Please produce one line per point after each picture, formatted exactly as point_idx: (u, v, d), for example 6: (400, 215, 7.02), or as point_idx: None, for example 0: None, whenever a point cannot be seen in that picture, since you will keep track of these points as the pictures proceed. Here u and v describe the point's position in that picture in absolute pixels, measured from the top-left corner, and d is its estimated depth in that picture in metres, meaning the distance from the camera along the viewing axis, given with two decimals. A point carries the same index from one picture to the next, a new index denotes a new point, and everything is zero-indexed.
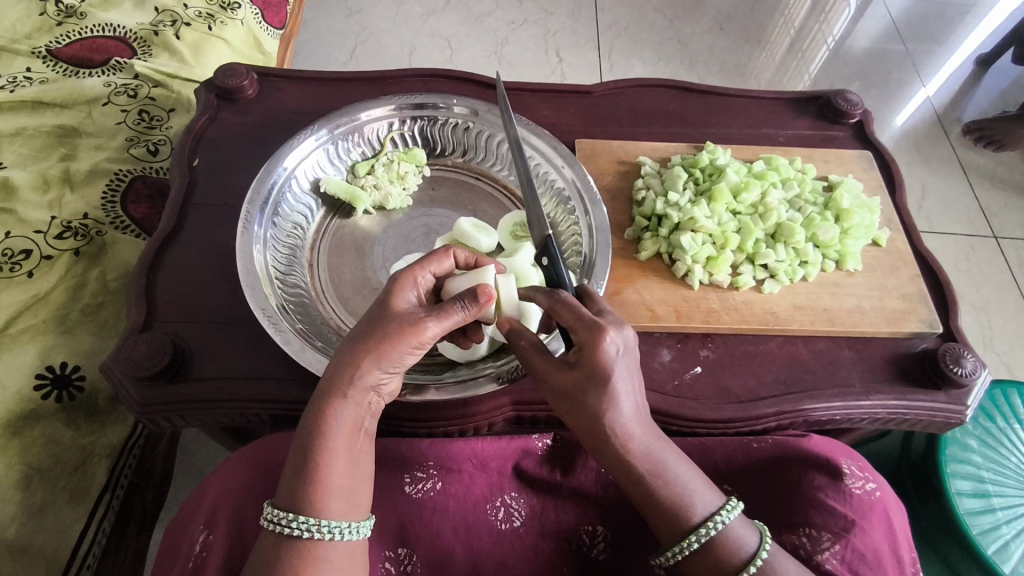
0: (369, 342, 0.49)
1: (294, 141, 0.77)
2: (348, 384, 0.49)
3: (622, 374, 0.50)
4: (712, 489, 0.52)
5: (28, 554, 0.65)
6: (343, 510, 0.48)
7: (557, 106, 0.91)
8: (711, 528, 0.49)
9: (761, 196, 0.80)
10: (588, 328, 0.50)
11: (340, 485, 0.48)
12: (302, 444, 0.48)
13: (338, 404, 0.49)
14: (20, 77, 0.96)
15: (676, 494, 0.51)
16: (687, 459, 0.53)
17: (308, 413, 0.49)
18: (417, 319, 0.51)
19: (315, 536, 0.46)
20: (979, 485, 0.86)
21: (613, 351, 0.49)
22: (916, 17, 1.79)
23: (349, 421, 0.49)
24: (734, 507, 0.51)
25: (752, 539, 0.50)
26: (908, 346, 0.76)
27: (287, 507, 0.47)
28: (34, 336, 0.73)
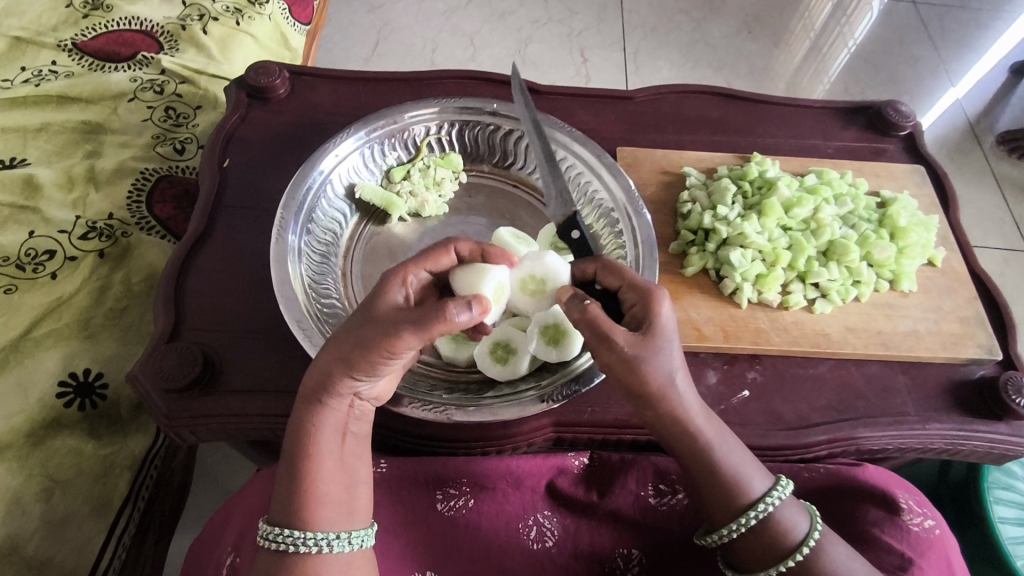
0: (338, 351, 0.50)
1: (330, 145, 0.74)
2: (326, 393, 0.50)
3: (677, 347, 0.50)
4: (758, 467, 0.53)
5: (47, 569, 0.64)
6: (333, 520, 0.49)
7: (598, 111, 0.88)
8: (766, 505, 0.50)
9: (813, 212, 0.77)
10: (643, 299, 0.50)
11: (330, 494, 0.50)
12: (291, 452, 0.50)
13: (321, 412, 0.50)
14: (45, 70, 0.94)
15: (726, 472, 0.51)
16: (727, 432, 0.54)
17: (294, 424, 0.51)
18: (397, 321, 0.49)
19: (305, 549, 0.48)
20: (1022, 512, 0.81)
21: (668, 322, 0.49)
22: (954, 23, 1.74)
23: (333, 428, 0.51)
24: (784, 487, 0.52)
25: (803, 523, 0.50)
26: (966, 372, 0.72)
27: (283, 520, 0.49)
28: (56, 341, 0.71)
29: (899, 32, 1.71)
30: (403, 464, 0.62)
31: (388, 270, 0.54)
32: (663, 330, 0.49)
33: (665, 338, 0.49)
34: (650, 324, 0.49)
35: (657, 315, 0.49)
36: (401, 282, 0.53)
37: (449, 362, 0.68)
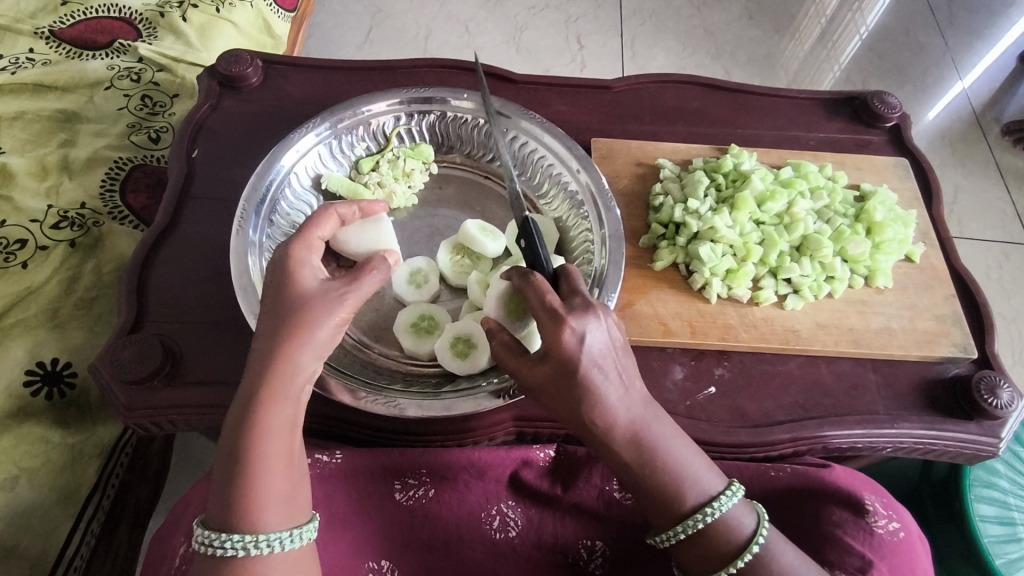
0: (295, 339, 0.46)
1: (294, 137, 0.73)
2: (280, 384, 0.46)
3: (600, 369, 0.47)
4: (711, 469, 0.51)
5: (13, 555, 0.65)
6: (281, 520, 0.46)
7: (574, 102, 0.86)
8: (709, 512, 0.48)
9: (787, 206, 0.75)
10: (552, 321, 0.47)
11: (278, 492, 0.46)
12: (233, 452, 0.45)
13: (273, 407, 0.46)
14: (23, 58, 0.93)
15: (672, 478, 0.49)
16: (682, 434, 0.50)
17: (233, 421, 0.46)
18: (332, 297, 0.49)
19: (251, 553, 0.44)
20: (1004, 511, 0.77)
21: (583, 346, 0.46)
22: (960, 9, 1.70)
23: (286, 422, 0.47)
24: (736, 489, 0.50)
25: (749, 519, 0.49)
26: (939, 371, 0.71)
27: (219, 524, 0.45)
28: (25, 330, 0.72)
29: (903, 19, 1.67)
30: (363, 456, 0.61)
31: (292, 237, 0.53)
32: (577, 352, 0.46)
33: (578, 361, 0.46)
34: (559, 348, 0.46)
35: (564, 339, 0.46)
36: (312, 251, 0.52)
37: (412, 355, 0.68)
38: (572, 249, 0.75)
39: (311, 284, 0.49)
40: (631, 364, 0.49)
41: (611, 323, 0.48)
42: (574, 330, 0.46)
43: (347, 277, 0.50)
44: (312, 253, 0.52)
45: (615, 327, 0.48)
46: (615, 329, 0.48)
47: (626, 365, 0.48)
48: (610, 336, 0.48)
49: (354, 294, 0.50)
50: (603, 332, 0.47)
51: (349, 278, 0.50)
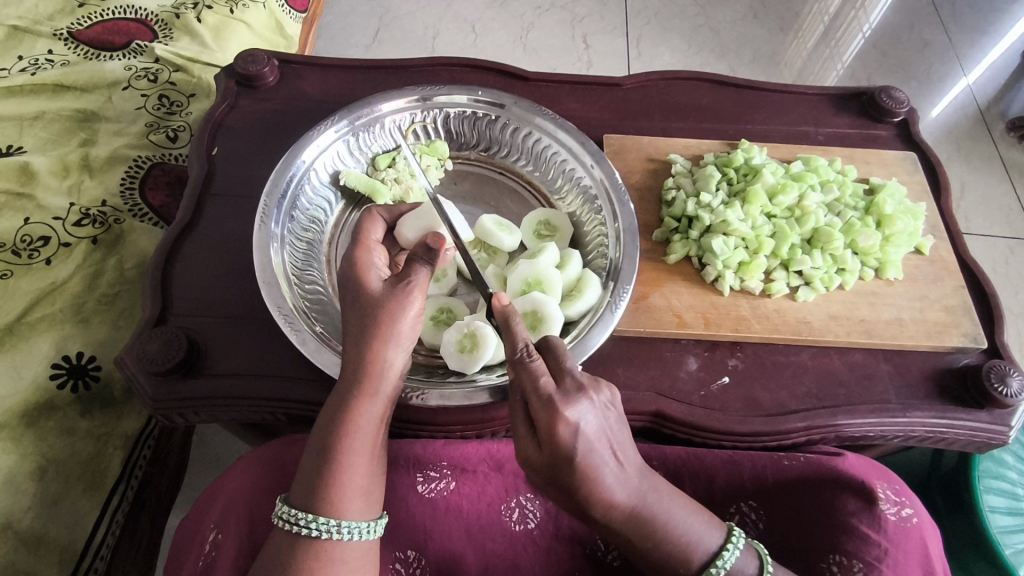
0: (389, 336, 0.51)
1: (313, 133, 0.75)
2: (374, 380, 0.51)
3: (595, 451, 0.44)
4: (711, 521, 0.48)
5: (42, 545, 0.66)
6: (360, 511, 0.48)
7: (586, 98, 0.87)
8: (717, 571, 0.46)
9: (798, 199, 0.77)
10: (547, 411, 0.44)
11: (359, 484, 0.48)
12: (325, 440, 0.49)
13: (365, 401, 0.50)
14: (42, 59, 0.95)
15: (676, 545, 0.46)
16: (679, 493, 0.48)
17: (328, 414, 0.50)
18: (402, 289, 0.53)
19: (333, 537, 0.46)
20: (1013, 502, 0.76)
21: (578, 432, 0.44)
22: (964, 6, 1.70)
23: (375, 418, 0.51)
24: (738, 538, 0.48)
25: (752, 565, 0.47)
26: (950, 361, 0.72)
27: (304, 506, 0.47)
28: (49, 325, 0.73)
29: (908, 16, 1.68)
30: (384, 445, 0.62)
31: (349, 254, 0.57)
32: (574, 442, 0.44)
33: (573, 451, 0.44)
34: (555, 439, 0.44)
35: (559, 430, 0.44)
36: (372, 255, 0.57)
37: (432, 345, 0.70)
38: (586, 243, 0.77)
39: (378, 285, 0.54)
40: (624, 441, 0.46)
41: (601, 401, 0.46)
42: (569, 420, 0.44)
43: (410, 269, 0.55)
44: (374, 258, 0.57)
45: (607, 403, 0.47)
46: (607, 406, 0.47)
47: (620, 444, 0.46)
48: (605, 414, 0.46)
49: (420, 284, 0.54)
50: (596, 414, 0.45)
51: (413, 269, 0.55)
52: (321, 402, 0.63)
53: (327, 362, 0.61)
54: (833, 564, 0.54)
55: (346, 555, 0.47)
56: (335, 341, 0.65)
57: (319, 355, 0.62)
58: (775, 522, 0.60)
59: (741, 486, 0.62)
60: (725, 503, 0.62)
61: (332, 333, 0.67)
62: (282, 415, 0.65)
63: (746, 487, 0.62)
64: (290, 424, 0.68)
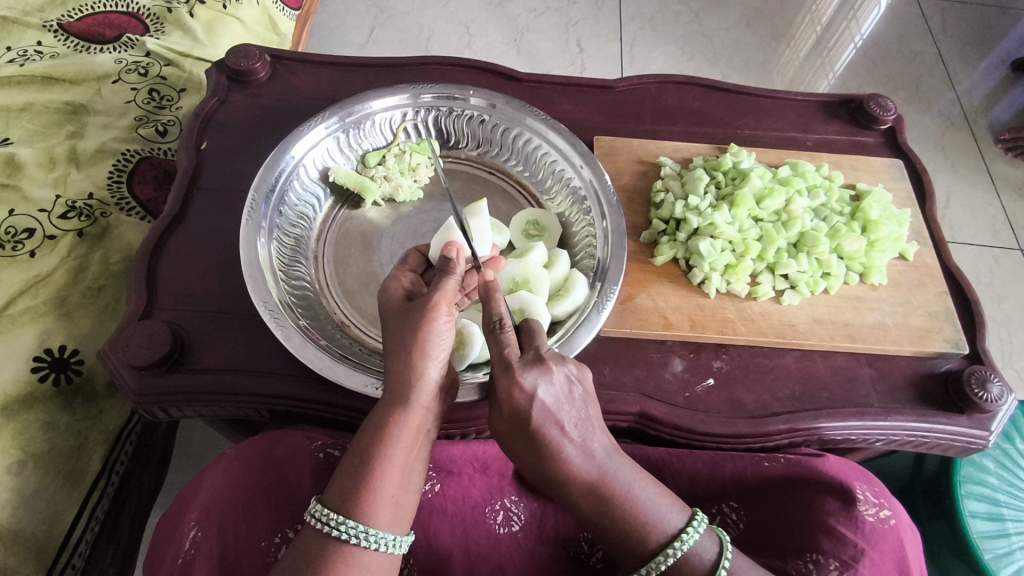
0: (422, 346, 0.51)
1: (304, 128, 0.75)
2: (408, 388, 0.50)
3: (552, 421, 0.47)
4: (673, 503, 0.48)
5: (19, 540, 0.65)
6: (389, 521, 0.47)
7: (576, 100, 0.88)
8: (678, 547, 0.45)
9: (785, 203, 0.77)
10: (506, 374, 0.48)
11: (391, 493, 0.47)
12: (361, 447, 0.48)
13: (402, 412, 0.50)
14: (31, 50, 0.94)
15: (632, 521, 0.47)
16: (646, 475, 0.49)
17: (368, 424, 0.50)
18: (429, 302, 0.53)
19: (361, 543, 0.45)
20: (994, 508, 0.77)
21: (536, 397, 0.46)
22: (953, 18, 1.73)
23: (413, 430, 0.50)
24: (700, 522, 0.47)
25: (711, 549, 0.46)
26: (932, 366, 0.73)
27: (336, 508, 0.46)
28: (32, 318, 0.72)
29: (898, 27, 1.70)
30: None
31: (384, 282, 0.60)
32: (529, 405, 0.46)
33: (530, 416, 0.47)
34: (511, 401, 0.47)
35: (515, 393, 0.47)
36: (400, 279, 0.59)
37: None
38: (574, 244, 0.77)
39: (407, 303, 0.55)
40: (588, 415, 0.48)
41: (564, 375, 0.49)
42: (525, 386, 0.47)
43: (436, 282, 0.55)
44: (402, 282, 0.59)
45: (571, 377, 0.49)
46: (572, 379, 0.49)
47: (582, 415, 0.48)
48: (567, 387, 0.48)
49: (445, 297, 0.53)
50: (557, 385, 0.48)
51: (438, 282, 0.54)
52: (307, 398, 0.63)
53: (311, 358, 0.61)
54: (809, 562, 0.53)
55: (368, 562, 0.45)
56: (320, 337, 0.65)
57: (304, 350, 0.61)
58: (757, 530, 0.59)
59: (721, 486, 0.62)
60: (708, 503, 0.62)
61: (317, 329, 0.67)
62: (266, 411, 0.65)
63: (727, 487, 0.63)
64: (275, 421, 0.67)
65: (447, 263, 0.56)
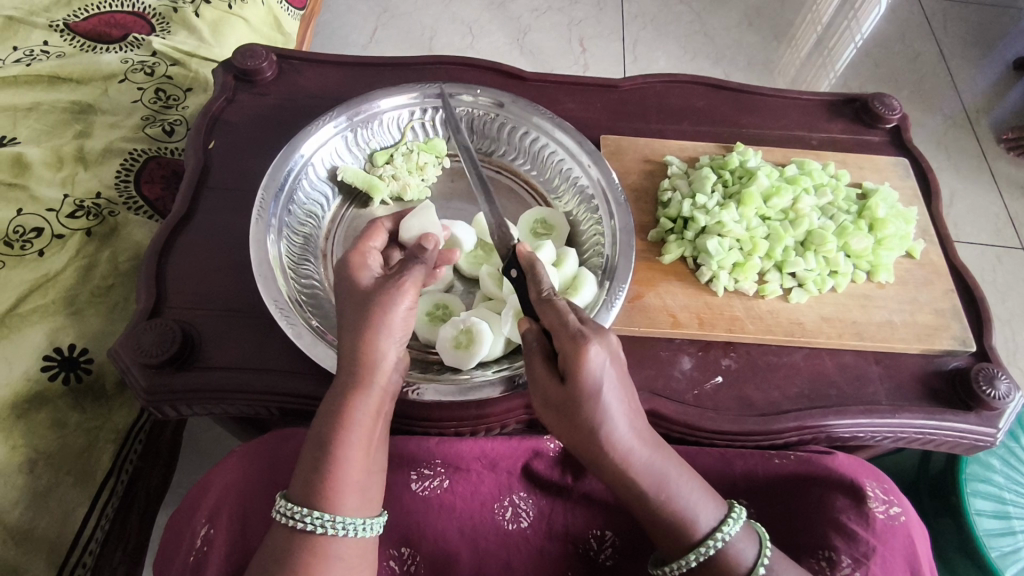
0: (380, 328, 0.50)
1: (313, 127, 0.75)
2: (366, 371, 0.49)
3: (615, 395, 0.46)
4: (709, 488, 0.51)
5: (30, 539, 0.65)
6: (356, 507, 0.47)
7: (583, 100, 0.88)
8: (719, 538, 0.48)
9: (792, 202, 0.78)
10: (573, 341, 0.46)
11: (356, 478, 0.47)
12: (321, 433, 0.48)
13: (361, 395, 0.49)
14: (37, 50, 0.94)
15: (681, 500, 0.48)
16: (680, 457, 0.51)
17: (325, 410, 0.49)
18: (395, 284, 0.52)
19: (330, 533, 0.45)
20: (1000, 506, 0.77)
21: (603, 367, 0.46)
22: (954, 18, 1.73)
23: (373, 412, 0.49)
24: (737, 517, 0.49)
25: (750, 550, 0.48)
26: (939, 363, 0.73)
27: (302, 501, 0.46)
28: (41, 317, 0.73)
29: (900, 27, 1.70)
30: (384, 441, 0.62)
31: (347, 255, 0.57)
32: (596, 377, 0.45)
33: (595, 390, 0.45)
34: (579, 372, 0.45)
35: (586, 364, 0.45)
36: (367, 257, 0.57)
37: (426, 343, 0.70)
38: (582, 243, 0.77)
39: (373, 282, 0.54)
40: (633, 392, 0.49)
41: (616, 349, 0.48)
42: (595, 354, 0.46)
43: (404, 268, 0.54)
44: (368, 260, 0.56)
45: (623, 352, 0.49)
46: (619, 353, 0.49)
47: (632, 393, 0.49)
48: (619, 364, 0.48)
49: (414, 282, 0.53)
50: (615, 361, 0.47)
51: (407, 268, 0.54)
52: (317, 396, 0.63)
53: (322, 356, 0.61)
54: (822, 560, 0.54)
55: (342, 551, 0.46)
56: (329, 335, 0.65)
57: (314, 348, 0.62)
58: (767, 526, 0.59)
59: (732, 484, 0.62)
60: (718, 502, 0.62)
61: (326, 327, 0.67)
62: (276, 409, 0.65)
63: (738, 485, 0.62)
64: (285, 419, 0.67)
65: (420, 250, 0.55)
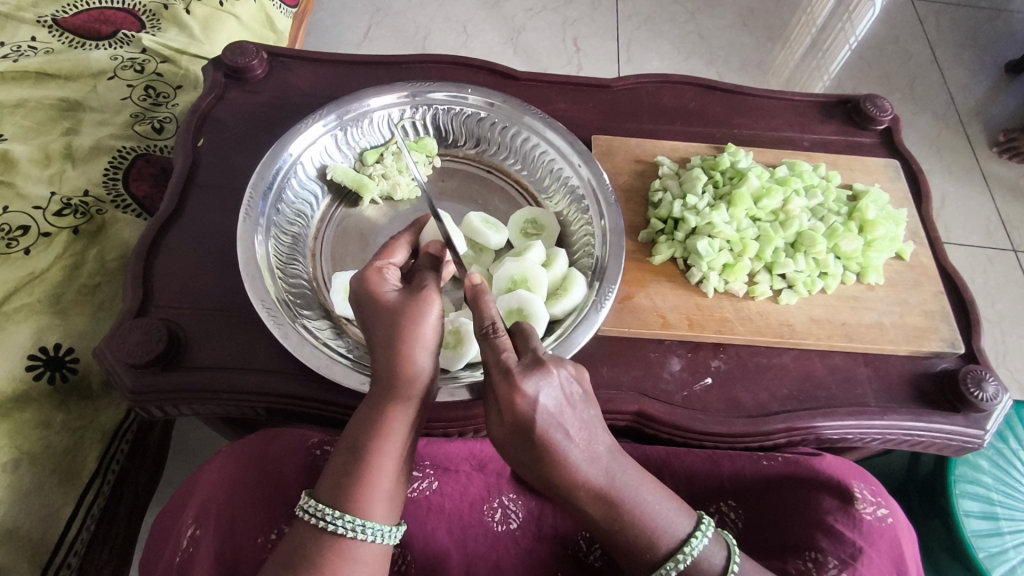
0: (419, 338, 0.50)
1: (302, 126, 0.75)
2: (405, 382, 0.49)
3: (558, 428, 0.44)
4: (681, 508, 0.48)
5: (14, 539, 0.65)
6: (387, 513, 0.47)
7: (575, 100, 0.88)
8: (687, 554, 0.46)
9: (782, 203, 0.78)
10: (506, 381, 0.45)
11: (387, 486, 0.47)
12: (355, 441, 0.47)
13: (399, 406, 0.49)
14: (25, 46, 0.93)
15: (640, 523, 0.46)
16: (650, 477, 0.48)
17: (361, 417, 0.49)
18: (420, 296, 0.52)
19: (358, 536, 0.45)
20: (988, 507, 0.77)
21: (539, 404, 0.44)
22: (947, 20, 1.74)
23: (409, 422, 0.49)
24: (708, 526, 0.48)
25: (720, 555, 0.47)
26: (928, 365, 0.73)
27: (329, 501, 0.46)
28: (27, 315, 0.72)
29: (893, 29, 1.71)
30: None
31: (360, 275, 0.56)
32: (533, 414, 0.44)
33: (534, 424, 0.44)
34: (514, 410, 0.44)
35: (518, 403, 0.44)
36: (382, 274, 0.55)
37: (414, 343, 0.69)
38: (573, 243, 0.77)
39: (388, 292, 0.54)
40: (591, 416, 0.46)
41: (564, 377, 0.46)
42: (527, 393, 0.44)
43: (421, 281, 0.54)
44: (386, 275, 0.55)
45: (571, 378, 0.46)
46: (572, 380, 0.46)
47: (585, 419, 0.46)
48: (568, 393, 0.46)
49: (435, 291, 0.53)
50: (557, 387, 0.45)
51: (421, 281, 0.54)
52: (305, 397, 0.63)
53: (309, 357, 0.61)
54: (809, 560, 0.53)
55: (363, 555, 0.45)
56: (317, 335, 0.65)
57: (301, 349, 0.61)
58: (754, 527, 0.59)
59: (720, 485, 0.62)
60: (707, 502, 0.62)
61: (315, 326, 0.67)
62: (263, 409, 0.64)
63: (726, 486, 0.63)
64: (273, 419, 0.67)
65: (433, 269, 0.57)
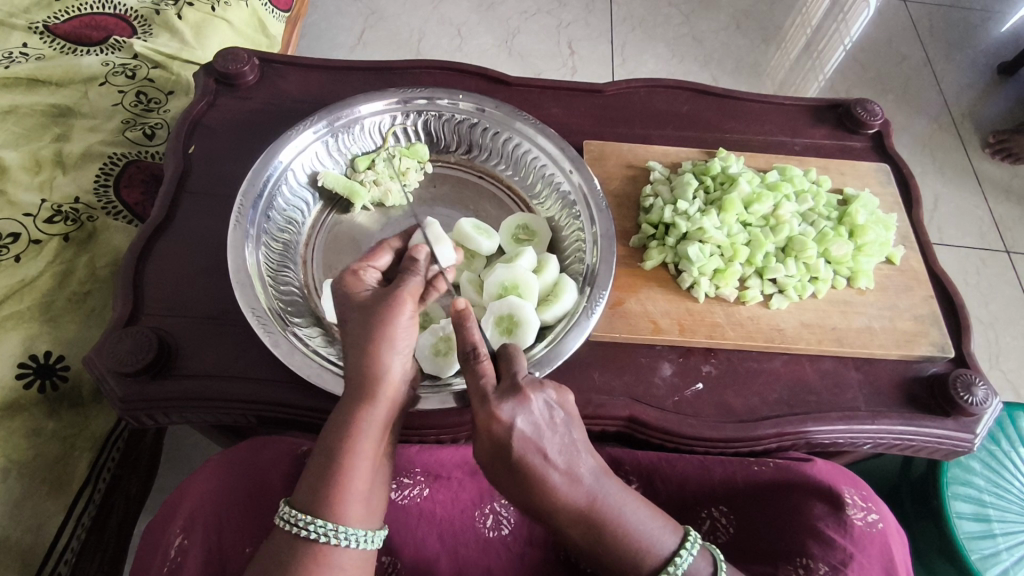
0: (387, 340, 0.51)
1: (292, 133, 0.75)
2: (375, 383, 0.50)
3: (536, 451, 0.45)
4: (666, 524, 0.47)
5: (4, 548, 0.65)
6: (361, 518, 0.46)
7: (567, 105, 0.88)
8: (673, 572, 0.45)
9: (773, 208, 0.78)
10: (483, 408, 0.47)
11: (362, 490, 0.47)
12: (327, 444, 0.48)
13: (368, 408, 0.49)
14: (16, 52, 0.93)
15: (626, 543, 0.46)
16: (638, 497, 0.48)
17: (333, 421, 0.49)
18: (394, 296, 0.53)
19: (335, 542, 0.45)
20: (980, 508, 0.78)
21: (514, 428, 0.45)
22: (940, 22, 1.74)
23: (379, 424, 0.49)
24: (693, 544, 0.47)
25: (705, 571, 0.46)
26: (919, 369, 0.73)
27: (305, 507, 0.46)
28: (17, 323, 0.72)
29: (886, 31, 1.71)
30: None
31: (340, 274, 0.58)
32: (509, 437, 0.45)
33: (511, 448, 0.45)
34: (491, 434, 0.46)
35: (494, 427, 0.46)
36: (363, 275, 0.57)
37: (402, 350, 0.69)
38: (564, 248, 0.77)
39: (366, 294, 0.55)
40: (571, 438, 0.47)
41: (542, 402, 0.47)
42: (502, 418, 0.46)
43: (399, 278, 0.55)
44: (364, 277, 0.57)
45: (550, 404, 0.47)
46: (551, 406, 0.47)
47: (565, 442, 0.46)
48: (546, 414, 0.47)
49: (410, 291, 0.53)
50: (535, 414, 0.46)
51: (402, 279, 0.54)
52: (295, 404, 0.63)
53: (299, 365, 0.61)
54: (799, 567, 0.54)
55: (344, 561, 0.45)
56: (308, 342, 0.65)
57: (291, 356, 0.61)
58: (741, 532, 0.60)
59: (711, 490, 0.62)
60: (697, 507, 0.63)
61: (306, 333, 0.67)
62: (253, 417, 0.64)
63: (717, 491, 0.63)
64: (263, 426, 0.67)
65: (413, 263, 0.56)
